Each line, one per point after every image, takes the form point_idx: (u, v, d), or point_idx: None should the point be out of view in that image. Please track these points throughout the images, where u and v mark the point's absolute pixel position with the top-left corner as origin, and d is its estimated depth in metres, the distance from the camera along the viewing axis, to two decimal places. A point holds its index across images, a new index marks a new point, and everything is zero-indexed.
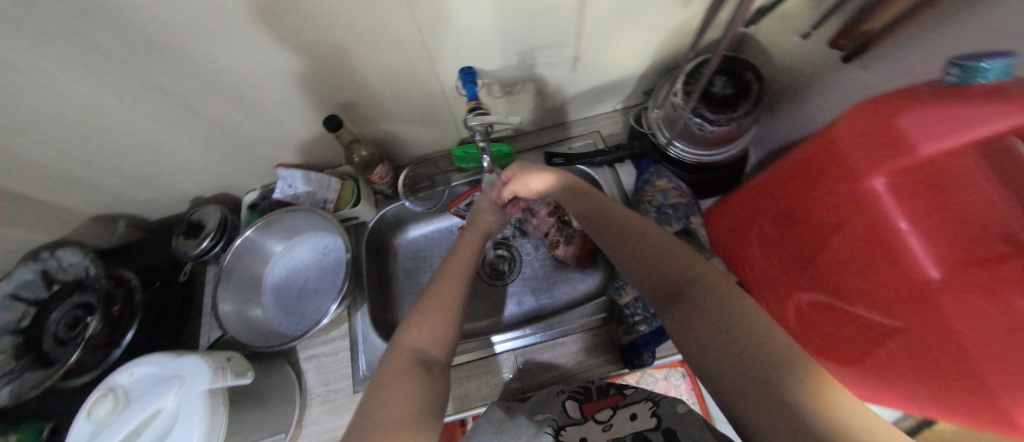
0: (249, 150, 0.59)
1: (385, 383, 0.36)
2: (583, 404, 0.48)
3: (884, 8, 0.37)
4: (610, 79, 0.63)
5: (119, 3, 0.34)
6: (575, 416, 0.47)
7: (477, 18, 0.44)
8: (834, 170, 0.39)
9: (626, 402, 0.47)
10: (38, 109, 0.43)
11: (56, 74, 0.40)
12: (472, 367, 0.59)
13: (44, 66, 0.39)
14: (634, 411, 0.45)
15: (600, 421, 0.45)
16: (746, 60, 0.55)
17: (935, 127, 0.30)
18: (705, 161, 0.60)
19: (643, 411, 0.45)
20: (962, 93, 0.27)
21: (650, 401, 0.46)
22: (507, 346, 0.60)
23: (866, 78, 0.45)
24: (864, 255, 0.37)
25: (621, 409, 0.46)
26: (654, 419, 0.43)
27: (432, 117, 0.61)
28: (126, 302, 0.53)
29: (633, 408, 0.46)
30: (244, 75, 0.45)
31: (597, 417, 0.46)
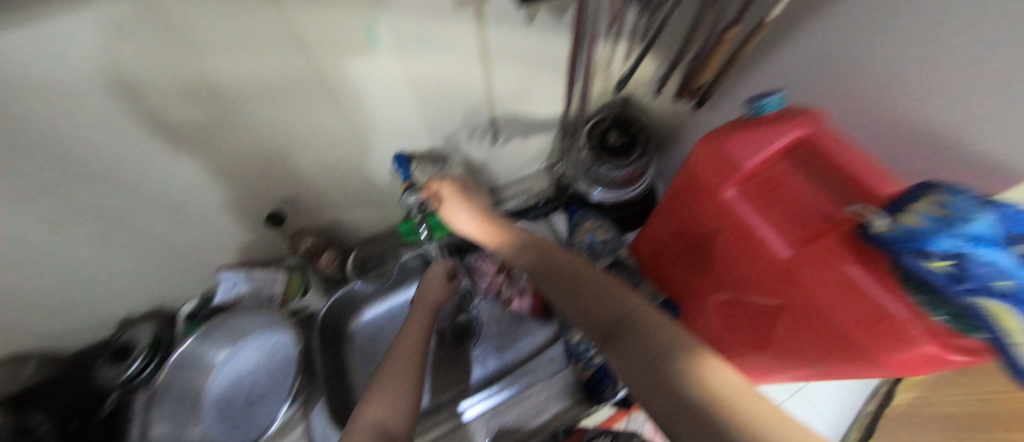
0: (188, 256, 0.59)
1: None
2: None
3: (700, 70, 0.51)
4: (529, 144, 0.74)
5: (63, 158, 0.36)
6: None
7: (400, 112, 0.53)
8: (699, 189, 0.47)
9: None
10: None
11: None
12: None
13: None
14: None
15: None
16: (632, 117, 0.68)
17: (755, 147, 0.42)
18: (622, 200, 0.70)
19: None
20: (773, 121, 0.42)
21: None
22: (474, 411, 0.59)
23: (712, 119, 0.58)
24: (741, 253, 0.45)
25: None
26: None
27: (374, 198, 0.67)
28: None
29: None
30: (187, 191, 0.48)
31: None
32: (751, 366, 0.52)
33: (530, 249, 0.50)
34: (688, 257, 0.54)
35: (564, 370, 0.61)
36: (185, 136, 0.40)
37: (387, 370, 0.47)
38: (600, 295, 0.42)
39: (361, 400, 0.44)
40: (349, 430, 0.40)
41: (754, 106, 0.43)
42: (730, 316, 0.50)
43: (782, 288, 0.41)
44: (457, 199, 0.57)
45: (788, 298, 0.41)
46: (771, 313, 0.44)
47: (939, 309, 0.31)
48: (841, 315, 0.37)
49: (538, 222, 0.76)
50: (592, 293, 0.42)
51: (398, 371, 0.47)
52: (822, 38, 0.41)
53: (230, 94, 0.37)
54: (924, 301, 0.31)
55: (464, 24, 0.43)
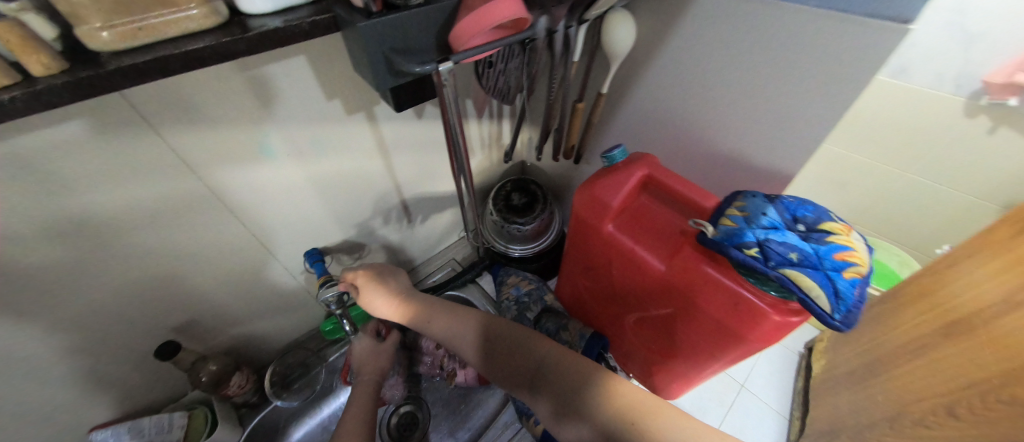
0: (46, 430, 0.47)
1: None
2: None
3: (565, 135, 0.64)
4: (444, 216, 0.79)
5: None
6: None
7: (305, 213, 0.55)
8: (587, 230, 0.55)
9: None
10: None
11: None
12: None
13: None
14: None
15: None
16: (530, 180, 0.76)
17: (617, 189, 0.51)
18: (537, 250, 0.75)
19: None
20: (623, 168, 0.52)
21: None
22: None
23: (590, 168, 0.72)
24: (634, 277, 0.52)
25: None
26: None
27: (292, 301, 0.64)
28: None
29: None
30: (53, 346, 0.41)
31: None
32: (677, 373, 0.56)
33: (453, 320, 0.54)
34: (600, 289, 0.60)
35: (519, 431, 0.60)
36: (48, 276, 0.36)
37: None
38: (519, 349, 0.49)
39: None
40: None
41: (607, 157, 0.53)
42: (646, 332, 0.56)
43: (672, 296, 0.48)
44: (372, 286, 0.57)
45: (678, 305, 0.48)
46: (672, 320, 0.50)
47: (766, 287, 0.39)
48: (713, 310, 0.45)
49: (467, 287, 0.76)
50: (515, 350, 0.49)
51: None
52: (643, 103, 0.56)
53: (114, 225, 0.37)
54: (756, 283, 0.40)
55: (356, 125, 0.50)
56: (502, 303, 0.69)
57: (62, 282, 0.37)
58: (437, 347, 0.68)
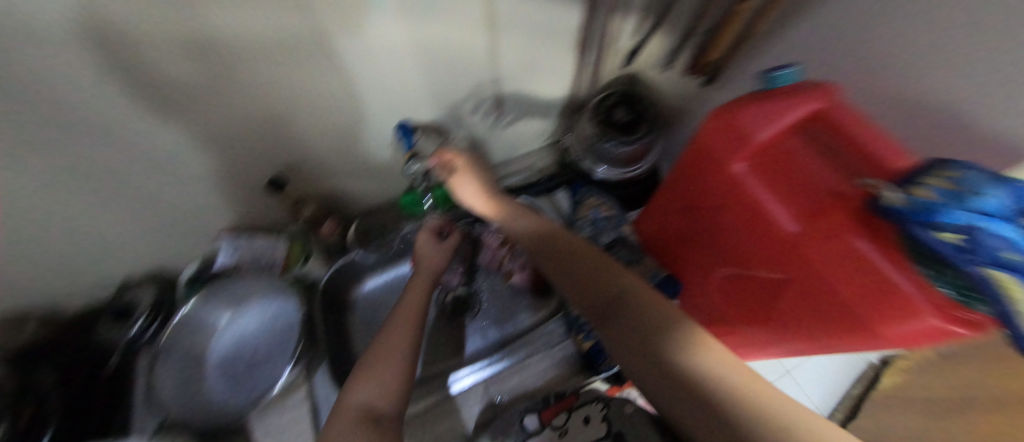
0: (191, 221, 0.58)
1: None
2: (543, 414, 0.52)
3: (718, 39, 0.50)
4: (533, 119, 0.73)
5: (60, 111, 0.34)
6: (534, 428, 0.51)
7: (398, 78, 0.51)
8: (706, 163, 0.46)
9: (580, 403, 0.53)
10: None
11: None
12: (436, 410, 0.57)
13: None
14: (587, 413, 0.51)
15: (556, 428, 0.50)
16: (639, 95, 0.67)
17: (767, 120, 0.40)
18: (625, 178, 0.71)
19: (594, 412, 0.51)
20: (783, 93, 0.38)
21: (600, 400, 0.52)
22: (471, 380, 0.60)
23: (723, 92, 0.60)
24: (751, 228, 0.45)
25: (576, 413, 0.51)
26: (604, 423, 0.49)
27: (378, 169, 0.66)
28: (37, 410, 0.48)
29: (586, 410, 0.51)
30: (189, 153, 0.46)
31: (555, 423, 0.51)
32: (747, 341, 0.52)
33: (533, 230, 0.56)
34: (690, 234, 0.54)
35: (565, 341, 0.62)
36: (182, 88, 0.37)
37: (376, 349, 0.47)
38: (598, 275, 0.47)
39: (346, 380, 0.44)
40: (335, 410, 0.40)
41: (769, 76, 0.38)
42: (733, 292, 0.50)
43: (791, 260, 0.41)
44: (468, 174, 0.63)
45: (796, 272, 0.41)
46: (776, 285, 0.43)
47: (940, 280, 0.29)
48: (844, 288, 0.37)
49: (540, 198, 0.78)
50: (595, 274, 0.47)
51: (384, 352, 0.46)
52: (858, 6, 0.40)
53: (234, 51, 0.35)
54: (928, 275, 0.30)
55: None
56: (577, 222, 0.68)
57: (191, 97, 0.39)
58: (500, 246, 0.72)
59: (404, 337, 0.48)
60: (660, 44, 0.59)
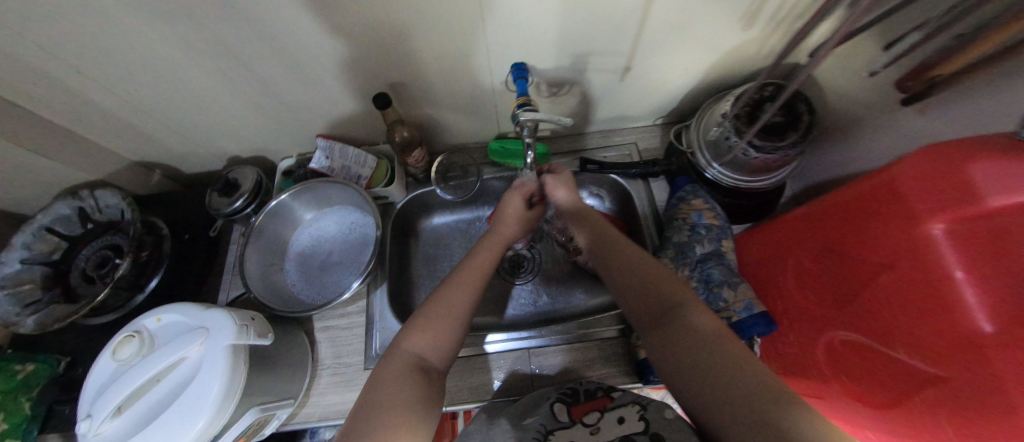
0: (297, 117, 0.60)
1: (385, 388, 0.38)
2: (572, 407, 0.49)
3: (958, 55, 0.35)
4: (654, 90, 0.64)
5: None
6: (564, 420, 0.48)
7: (540, 15, 0.45)
8: (888, 208, 0.36)
9: (613, 404, 0.49)
10: (91, 51, 0.44)
11: (127, 22, 0.41)
12: (470, 362, 0.59)
13: (115, 11, 0.39)
14: (621, 414, 0.47)
15: (587, 426, 0.47)
16: (800, 94, 0.55)
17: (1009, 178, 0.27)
18: (742, 186, 0.60)
19: (631, 414, 0.46)
20: None
21: (637, 403, 0.48)
22: (505, 345, 0.60)
23: (922, 124, 0.43)
24: (911, 301, 0.34)
25: (609, 413, 0.48)
26: (642, 422, 0.45)
27: (477, 108, 0.62)
28: (155, 250, 0.55)
29: (621, 411, 0.47)
30: (305, 43, 0.46)
31: (586, 421, 0.48)
32: (842, 413, 0.43)
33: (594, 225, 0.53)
34: (819, 280, 0.44)
35: (618, 339, 0.59)
36: None
37: (436, 300, 0.45)
38: (653, 287, 0.43)
39: (406, 322, 0.44)
40: (389, 352, 0.42)
41: None
42: (849, 362, 0.40)
43: (952, 362, 0.31)
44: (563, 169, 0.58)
45: (956, 373, 0.30)
46: (914, 383, 0.33)
47: None
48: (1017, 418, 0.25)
49: (634, 181, 0.71)
50: (644, 277, 0.44)
51: (446, 306, 0.45)
52: None
53: None
54: None
55: None
56: (672, 220, 0.61)
57: None
58: None
59: (464, 300, 0.46)
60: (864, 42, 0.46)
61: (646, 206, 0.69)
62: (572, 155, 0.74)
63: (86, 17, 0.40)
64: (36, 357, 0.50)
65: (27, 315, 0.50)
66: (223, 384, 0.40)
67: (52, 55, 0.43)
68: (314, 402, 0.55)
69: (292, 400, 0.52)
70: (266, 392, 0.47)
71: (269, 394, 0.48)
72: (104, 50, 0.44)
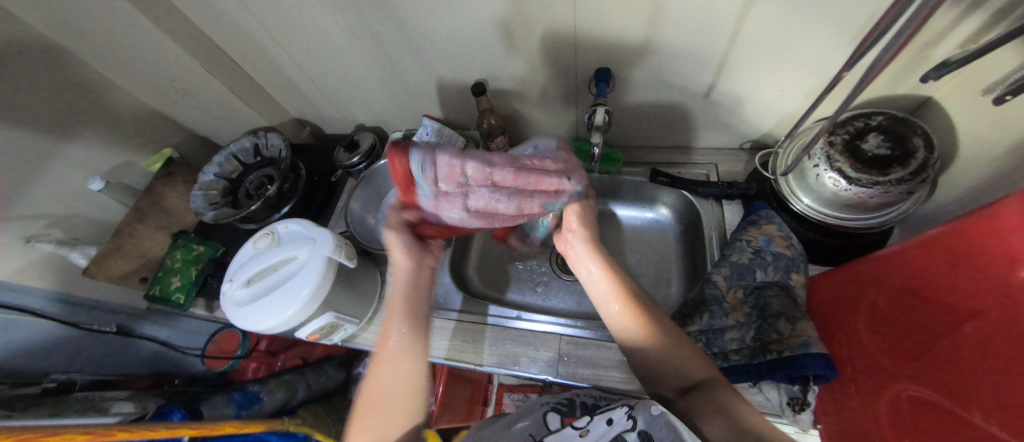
0: (412, 97, 0.74)
1: None
2: (564, 416, 0.47)
3: None
4: (735, 111, 0.64)
5: None
6: (553, 427, 0.45)
7: (628, 24, 0.51)
8: (989, 246, 0.31)
9: (605, 410, 0.45)
10: (289, 33, 0.64)
11: (313, 11, 0.58)
12: (504, 333, 0.64)
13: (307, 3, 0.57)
14: (610, 416, 0.43)
15: (577, 429, 0.43)
16: (917, 123, 0.48)
17: None
18: (831, 223, 0.54)
19: (619, 416, 0.43)
20: None
21: (627, 405, 0.44)
22: (552, 329, 0.63)
23: None
24: (996, 354, 0.29)
25: (599, 416, 0.44)
26: (630, 421, 0.41)
27: (560, 107, 0.69)
28: (294, 183, 0.73)
29: (609, 414, 0.44)
30: (429, 35, 0.59)
31: (575, 425, 0.44)
32: None
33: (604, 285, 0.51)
34: (900, 328, 0.39)
35: None
36: None
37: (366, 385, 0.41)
38: (682, 360, 0.44)
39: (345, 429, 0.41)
40: None
41: None
42: (916, 425, 0.35)
43: (1007, 422, 0.26)
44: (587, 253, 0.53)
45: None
46: None
47: None
48: None
49: (706, 201, 0.69)
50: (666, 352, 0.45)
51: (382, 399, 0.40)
52: None
53: None
54: None
55: None
56: (735, 242, 0.59)
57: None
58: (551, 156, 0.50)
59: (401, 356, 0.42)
60: (992, 61, 0.39)
61: (714, 231, 0.66)
62: (645, 166, 0.75)
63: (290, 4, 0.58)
64: (208, 242, 0.74)
65: (209, 210, 0.72)
66: (316, 284, 0.53)
67: (269, 33, 0.64)
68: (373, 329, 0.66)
69: (358, 320, 0.63)
70: (343, 305, 0.59)
71: (345, 308, 0.60)
72: (296, 33, 0.63)
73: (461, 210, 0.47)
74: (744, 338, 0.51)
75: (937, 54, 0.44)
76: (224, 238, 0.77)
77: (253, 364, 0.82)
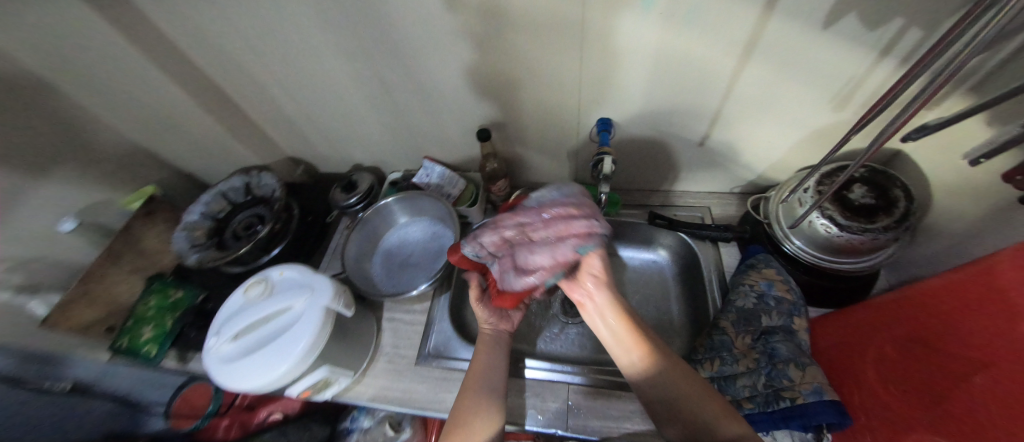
0: (413, 140, 0.75)
1: None
2: None
3: None
4: (724, 160, 0.68)
5: (385, 21, 0.51)
6: None
7: (629, 81, 0.55)
8: (992, 299, 0.33)
9: None
10: (293, 77, 0.65)
11: (321, 58, 0.60)
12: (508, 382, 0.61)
13: (316, 51, 0.58)
14: None
15: None
16: (896, 177, 0.53)
17: None
18: (825, 266, 0.56)
19: None
20: None
21: None
22: (559, 377, 0.61)
23: None
24: (1006, 404, 0.30)
25: None
26: None
27: (561, 152, 0.71)
28: (287, 223, 0.70)
29: None
30: (436, 83, 0.61)
31: None
32: None
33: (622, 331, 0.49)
34: (907, 377, 0.40)
35: None
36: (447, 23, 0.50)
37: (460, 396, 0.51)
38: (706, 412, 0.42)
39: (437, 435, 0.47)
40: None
41: None
42: None
43: None
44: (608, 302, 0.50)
45: None
46: None
47: None
48: None
49: (703, 243, 0.71)
50: (686, 404, 0.43)
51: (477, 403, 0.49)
52: None
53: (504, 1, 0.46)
54: None
55: None
56: (737, 286, 0.60)
57: (455, 37, 0.52)
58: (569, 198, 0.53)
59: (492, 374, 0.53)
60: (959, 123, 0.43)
61: (713, 273, 0.67)
62: (643, 208, 0.77)
63: (299, 49, 0.59)
64: (187, 287, 0.70)
65: (193, 252, 0.68)
66: (311, 336, 0.49)
67: (273, 76, 0.65)
68: (368, 382, 0.61)
69: (353, 373, 0.59)
70: (337, 357, 0.55)
71: (340, 361, 0.56)
72: (301, 77, 0.64)
73: (511, 266, 0.50)
74: (756, 384, 0.51)
75: (904, 114, 0.49)
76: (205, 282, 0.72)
77: (226, 421, 0.74)
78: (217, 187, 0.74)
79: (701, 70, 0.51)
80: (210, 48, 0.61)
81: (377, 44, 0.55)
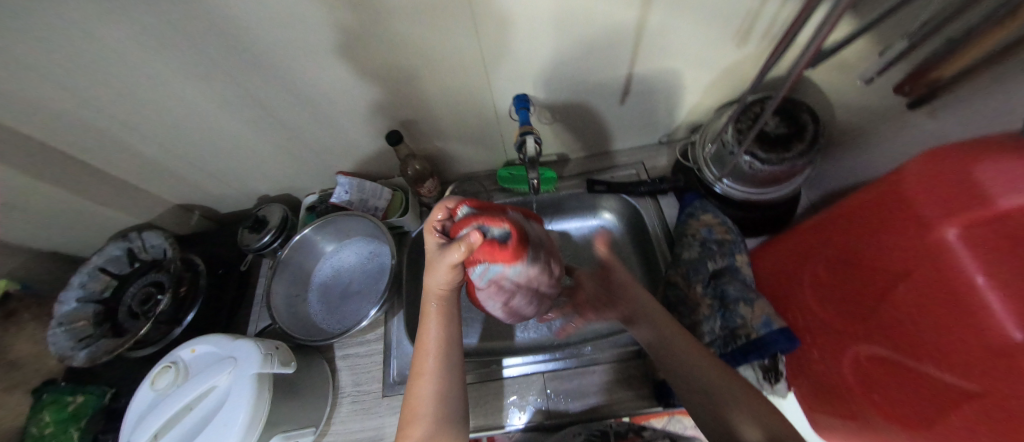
0: (317, 156, 0.66)
1: None
2: None
3: (954, 57, 0.32)
4: (649, 112, 0.66)
5: (224, 25, 0.41)
6: None
7: (534, 50, 0.49)
8: (896, 214, 0.35)
9: None
10: (137, 111, 0.52)
11: (163, 81, 0.48)
12: (483, 388, 0.59)
13: (151, 74, 0.47)
14: None
15: None
16: (802, 102, 0.53)
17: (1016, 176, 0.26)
18: (753, 199, 0.57)
19: None
20: None
21: None
22: (531, 369, 0.59)
23: (934, 127, 0.39)
24: (933, 308, 0.32)
25: None
26: None
27: (484, 137, 0.66)
28: (192, 285, 0.60)
29: None
30: (318, 89, 0.52)
31: None
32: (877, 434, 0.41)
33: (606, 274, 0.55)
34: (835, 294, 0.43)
35: (635, 358, 0.58)
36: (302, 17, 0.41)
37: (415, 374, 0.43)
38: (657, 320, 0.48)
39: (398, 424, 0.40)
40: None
41: None
42: (880, 377, 0.39)
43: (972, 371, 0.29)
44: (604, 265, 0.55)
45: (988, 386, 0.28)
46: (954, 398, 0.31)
47: None
48: None
49: (643, 199, 0.71)
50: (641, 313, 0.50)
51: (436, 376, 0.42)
52: None
53: None
54: None
55: None
56: (682, 237, 0.61)
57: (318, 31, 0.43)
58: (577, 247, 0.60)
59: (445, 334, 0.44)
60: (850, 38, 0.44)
61: (657, 227, 0.68)
62: (581, 177, 0.75)
63: (130, 77, 0.47)
64: (87, 388, 0.59)
65: (80, 348, 0.57)
66: (247, 411, 0.43)
67: (110, 115, 0.52)
68: (335, 430, 0.57)
69: (314, 428, 0.53)
70: (290, 420, 0.50)
71: (294, 422, 0.50)
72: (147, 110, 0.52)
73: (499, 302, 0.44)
74: (715, 329, 0.53)
75: (801, 37, 0.49)
76: (113, 375, 0.62)
77: None
78: (91, 263, 0.61)
79: (606, 27, 0.47)
80: (8, 98, 0.47)
81: (230, 56, 0.45)
